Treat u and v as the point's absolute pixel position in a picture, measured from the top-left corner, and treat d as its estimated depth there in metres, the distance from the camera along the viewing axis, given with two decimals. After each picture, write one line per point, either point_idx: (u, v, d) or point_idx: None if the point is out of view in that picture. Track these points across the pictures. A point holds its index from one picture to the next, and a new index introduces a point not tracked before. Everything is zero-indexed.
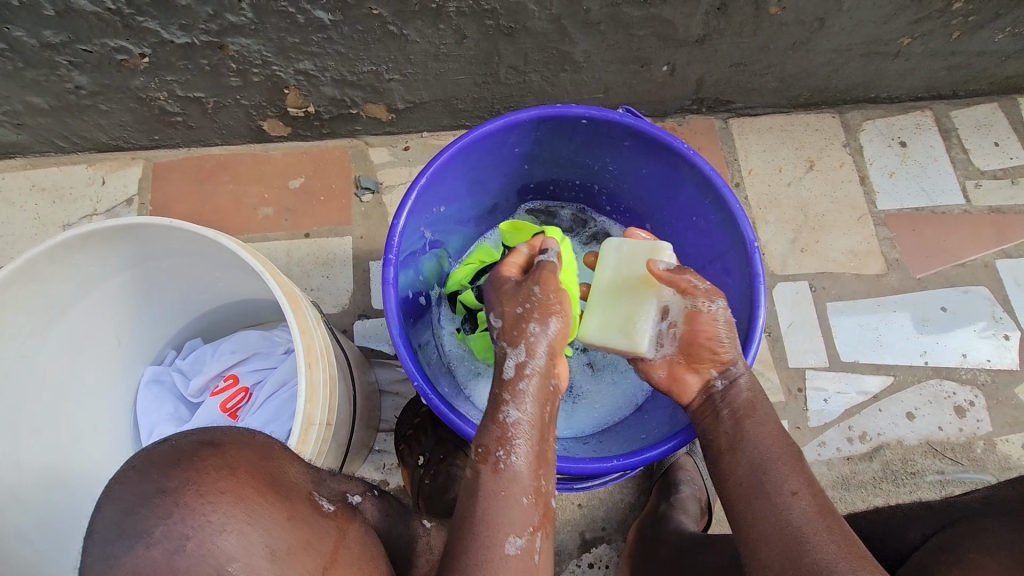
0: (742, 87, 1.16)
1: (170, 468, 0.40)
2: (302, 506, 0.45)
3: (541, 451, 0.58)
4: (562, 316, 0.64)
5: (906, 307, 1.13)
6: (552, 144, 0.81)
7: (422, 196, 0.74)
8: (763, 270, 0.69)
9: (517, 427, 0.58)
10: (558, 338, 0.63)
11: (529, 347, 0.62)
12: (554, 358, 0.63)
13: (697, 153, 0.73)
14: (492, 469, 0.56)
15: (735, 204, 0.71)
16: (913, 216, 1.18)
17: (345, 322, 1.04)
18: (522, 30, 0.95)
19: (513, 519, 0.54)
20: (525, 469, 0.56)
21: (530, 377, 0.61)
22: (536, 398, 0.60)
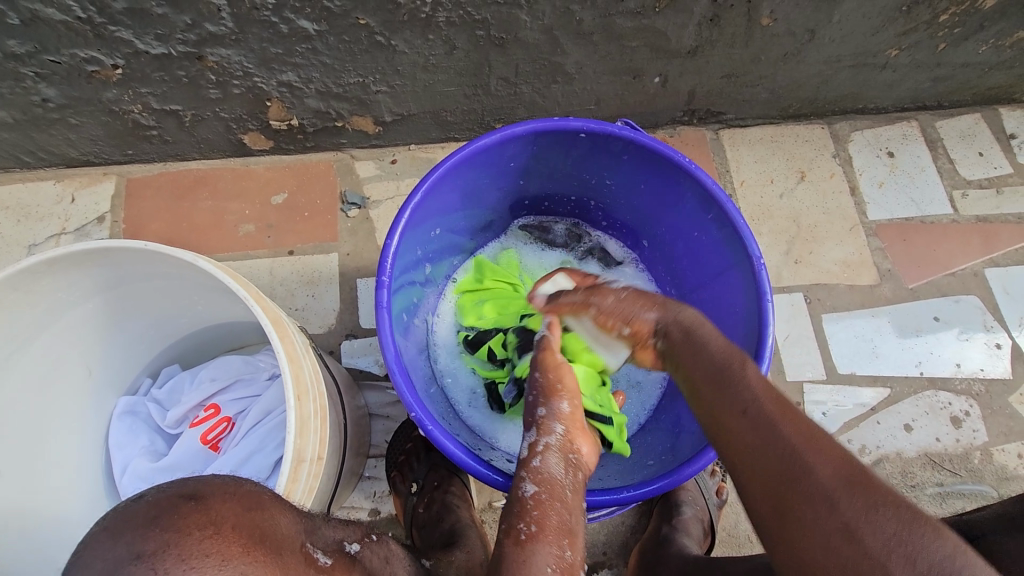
0: (733, 99, 1.16)
1: (146, 528, 0.36)
2: (295, 563, 0.41)
3: (562, 522, 0.56)
4: (563, 394, 0.65)
5: (900, 317, 1.12)
6: (548, 159, 0.79)
7: (416, 214, 0.70)
8: (769, 288, 0.67)
9: (536, 499, 0.57)
10: (565, 412, 0.64)
11: (540, 427, 0.63)
12: (568, 430, 0.63)
13: (699, 168, 0.71)
14: (517, 543, 0.55)
15: (738, 219, 0.69)
16: (903, 226, 1.18)
17: (332, 343, 1.00)
18: (514, 40, 0.93)
19: None
20: (545, 539, 0.55)
21: (543, 452, 0.61)
22: (553, 471, 0.59)
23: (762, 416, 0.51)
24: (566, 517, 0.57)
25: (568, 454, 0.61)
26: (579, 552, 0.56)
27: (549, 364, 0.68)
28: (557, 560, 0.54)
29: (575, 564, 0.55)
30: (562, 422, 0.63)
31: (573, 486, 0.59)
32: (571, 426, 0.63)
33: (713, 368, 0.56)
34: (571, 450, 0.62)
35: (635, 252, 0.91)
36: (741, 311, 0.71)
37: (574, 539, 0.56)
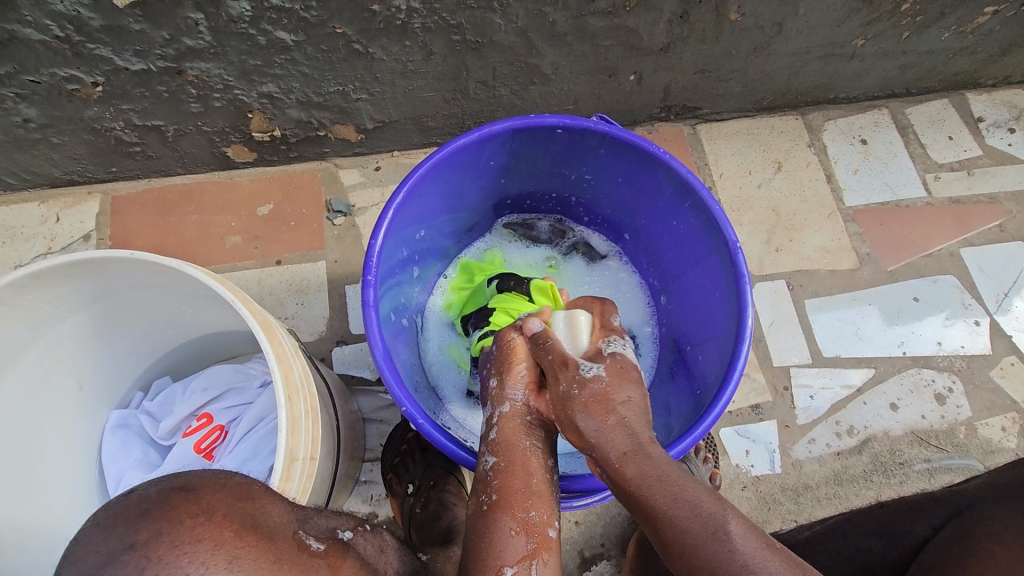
0: (708, 94, 1.19)
1: (139, 519, 0.37)
2: (287, 548, 0.42)
3: (524, 486, 0.58)
4: (517, 362, 0.67)
5: (881, 299, 1.15)
6: (528, 156, 0.80)
7: (399, 214, 0.71)
8: (748, 271, 0.69)
9: (496, 469, 0.59)
10: (519, 383, 0.66)
11: (495, 400, 0.65)
12: (520, 398, 0.65)
13: (674, 157, 0.72)
14: (484, 513, 0.57)
15: (714, 207, 0.71)
16: (879, 210, 1.21)
17: (323, 350, 1.01)
18: (489, 44, 0.95)
19: (504, 551, 0.54)
20: (507, 504, 0.57)
21: (498, 423, 0.63)
22: (510, 438, 0.62)
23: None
24: (529, 477, 0.59)
25: (526, 419, 0.64)
26: (548, 507, 0.58)
27: (503, 339, 0.70)
28: (521, 522, 0.56)
29: (541, 523, 0.56)
30: (517, 393, 0.65)
31: (532, 447, 0.62)
32: (524, 394, 0.65)
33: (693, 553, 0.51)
34: (529, 414, 0.64)
35: (618, 245, 0.93)
36: (721, 296, 0.73)
37: (539, 496, 0.58)
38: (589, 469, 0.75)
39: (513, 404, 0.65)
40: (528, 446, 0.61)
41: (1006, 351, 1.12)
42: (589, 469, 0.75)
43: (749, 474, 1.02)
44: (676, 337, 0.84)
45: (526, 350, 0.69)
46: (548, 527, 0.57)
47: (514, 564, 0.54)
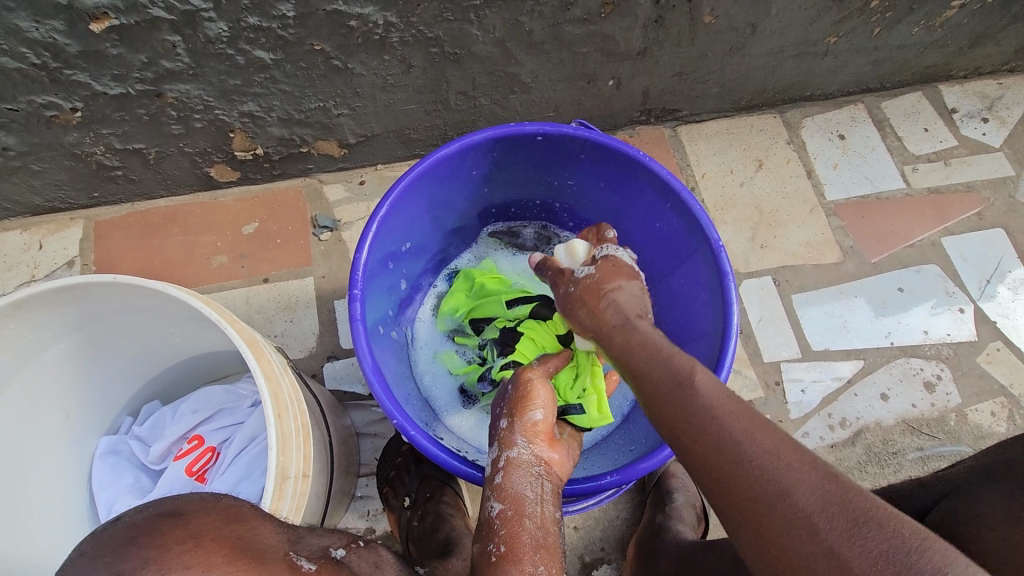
0: (686, 96, 1.20)
1: (126, 547, 0.36)
2: (278, 570, 0.42)
3: (532, 538, 0.57)
4: (530, 404, 0.64)
5: (867, 291, 1.16)
6: (509, 164, 0.81)
7: (383, 227, 0.72)
8: (732, 268, 0.70)
9: (503, 518, 0.57)
10: (531, 427, 0.63)
11: (502, 442, 0.62)
12: (531, 442, 0.62)
13: (653, 160, 0.73)
14: (490, 562, 0.56)
15: (695, 207, 0.72)
16: (860, 204, 1.23)
17: (314, 367, 1.00)
18: (468, 55, 0.96)
19: None
20: (515, 559, 0.55)
21: (506, 468, 0.60)
22: (518, 487, 0.59)
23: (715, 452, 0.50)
24: (536, 529, 0.57)
25: (534, 465, 0.61)
26: (555, 562, 0.56)
27: (520, 377, 0.67)
28: None
29: None
30: (528, 436, 0.62)
31: (541, 496, 0.59)
32: (535, 437, 0.62)
33: (667, 409, 0.54)
34: (538, 459, 0.62)
35: None
36: (706, 295, 0.74)
37: (547, 550, 0.56)
38: (583, 473, 0.75)
39: (523, 448, 0.62)
40: (536, 495, 0.59)
41: (991, 337, 1.13)
42: (583, 472, 0.75)
43: None
44: None
45: (543, 392, 0.65)
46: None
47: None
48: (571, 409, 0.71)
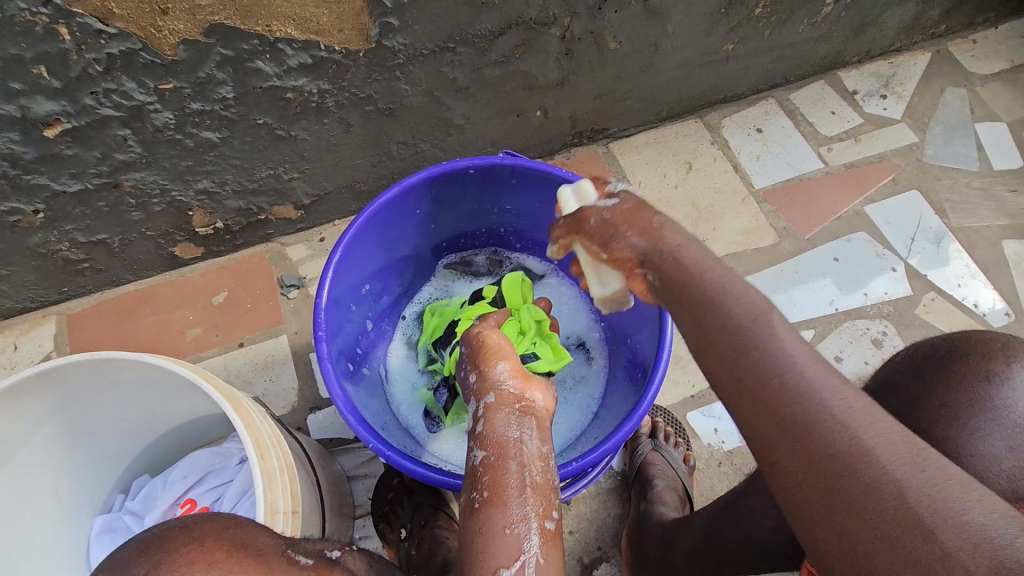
0: (611, 114, 1.30)
1: (136, 557, 0.41)
2: (277, 563, 0.46)
3: (516, 481, 0.59)
4: (499, 357, 0.70)
5: (806, 265, 1.24)
6: (450, 199, 0.88)
7: (340, 271, 0.77)
8: None
9: (486, 465, 0.60)
10: (503, 376, 0.67)
11: (480, 394, 0.67)
12: (506, 391, 0.66)
13: (575, 175, 0.81)
14: (476, 510, 0.57)
15: None
16: (786, 187, 1.33)
17: (298, 420, 1.04)
18: (401, 108, 1.04)
19: (498, 552, 0.54)
20: (500, 501, 0.57)
21: (485, 415, 0.64)
22: (497, 431, 0.63)
23: (847, 415, 0.49)
24: (520, 467, 0.60)
25: (514, 407, 0.65)
26: (544, 499, 0.58)
27: (480, 338, 0.73)
28: (515, 517, 0.56)
29: (537, 514, 0.57)
30: (502, 384, 0.67)
31: (521, 439, 0.62)
32: (510, 384, 0.67)
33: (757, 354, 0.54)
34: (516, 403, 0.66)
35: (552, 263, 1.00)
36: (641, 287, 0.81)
37: (534, 489, 0.59)
38: None
39: (498, 394, 0.66)
40: (517, 434, 0.62)
41: (924, 289, 1.22)
42: None
43: (722, 450, 1.03)
44: (618, 334, 0.90)
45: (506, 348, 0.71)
46: (547, 520, 0.57)
47: (513, 561, 0.54)
48: (526, 356, 0.83)
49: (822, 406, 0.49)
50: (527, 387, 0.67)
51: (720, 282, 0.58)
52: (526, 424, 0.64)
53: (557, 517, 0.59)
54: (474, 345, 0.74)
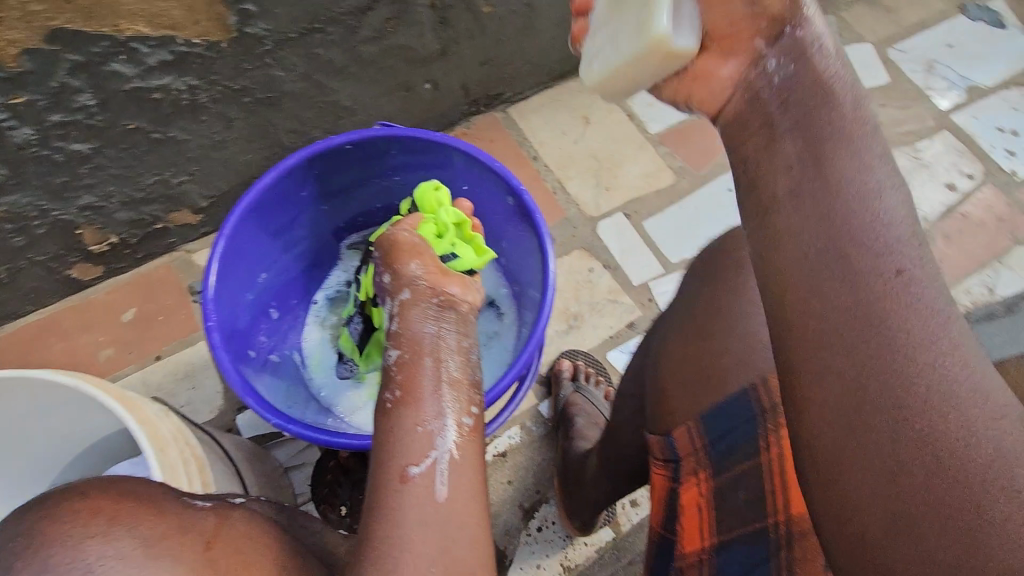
0: (502, 79, 1.32)
1: (22, 516, 0.43)
2: (172, 507, 0.48)
3: (430, 380, 0.59)
4: (414, 254, 0.71)
5: (704, 201, 1.32)
6: (335, 177, 0.88)
7: (227, 261, 0.77)
8: (537, 206, 0.81)
9: (401, 366, 0.61)
10: (418, 271, 0.69)
11: (396, 291, 0.69)
12: (424, 288, 0.67)
13: (449, 137, 0.83)
14: (390, 408, 0.58)
15: (494, 163, 0.82)
16: (679, 129, 1.39)
17: (228, 421, 1.05)
18: (281, 95, 1.03)
19: (411, 450, 0.54)
20: (412, 399, 0.58)
21: (402, 313, 0.66)
22: (414, 330, 0.64)
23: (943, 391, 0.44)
24: (437, 364, 0.61)
25: (432, 305, 0.65)
26: (463, 393, 0.60)
27: (390, 236, 0.75)
28: (427, 414, 0.57)
29: (453, 409, 0.58)
30: (417, 280, 0.68)
31: (438, 336, 0.63)
32: (428, 277, 0.68)
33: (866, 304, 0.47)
34: (436, 298, 0.67)
35: None
36: (528, 235, 0.85)
37: (449, 382, 0.60)
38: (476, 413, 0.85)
39: (415, 291, 0.67)
40: (434, 331, 0.63)
41: None
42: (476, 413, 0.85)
43: None
44: (519, 286, 0.95)
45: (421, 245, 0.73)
46: (466, 415, 0.58)
47: (426, 457, 0.54)
48: (445, 257, 0.81)
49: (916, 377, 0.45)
50: (447, 282, 0.68)
51: (843, 169, 0.49)
52: (443, 321, 0.65)
53: (477, 412, 0.60)
54: (388, 240, 0.75)
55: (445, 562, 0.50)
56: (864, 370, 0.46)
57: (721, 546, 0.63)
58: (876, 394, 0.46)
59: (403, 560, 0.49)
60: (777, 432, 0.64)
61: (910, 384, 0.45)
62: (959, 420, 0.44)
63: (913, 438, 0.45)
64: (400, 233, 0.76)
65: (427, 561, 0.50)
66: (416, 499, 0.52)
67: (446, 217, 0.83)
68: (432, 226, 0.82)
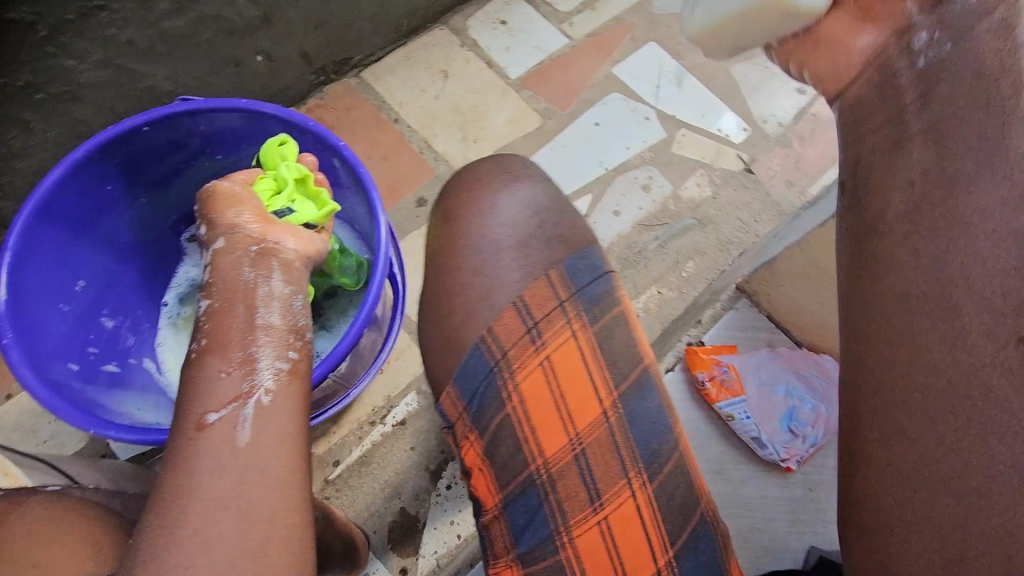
0: (346, 41, 1.25)
1: None
2: None
3: (240, 337, 0.63)
4: (239, 202, 0.73)
5: (573, 138, 1.31)
6: (143, 165, 0.84)
7: (21, 274, 0.73)
8: (358, 158, 0.79)
9: (215, 314, 0.65)
10: (243, 219, 0.71)
11: (215, 236, 0.71)
12: (248, 236, 0.70)
13: (256, 101, 0.79)
14: (196, 358, 0.62)
15: (309, 123, 0.80)
16: (539, 70, 1.37)
17: (102, 446, 0.99)
18: (81, 87, 0.94)
19: (212, 399, 0.59)
20: (218, 350, 0.63)
21: (218, 259, 0.69)
22: (231, 277, 0.67)
23: (980, 418, 0.49)
24: (252, 312, 0.65)
25: (250, 253, 0.69)
26: (280, 340, 0.64)
27: (213, 186, 0.75)
28: (234, 363, 0.62)
29: (260, 355, 0.63)
30: (238, 226, 0.71)
31: (253, 282, 0.67)
32: (252, 223, 0.72)
33: (936, 317, 0.52)
34: (257, 244, 0.70)
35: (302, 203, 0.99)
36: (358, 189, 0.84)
37: (261, 328, 0.65)
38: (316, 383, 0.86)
39: (234, 238, 0.70)
40: (252, 277, 0.67)
41: (676, 128, 1.34)
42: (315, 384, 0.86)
43: None
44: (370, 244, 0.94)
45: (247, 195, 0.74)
46: (281, 360, 0.64)
47: (226, 405, 0.59)
48: (279, 213, 0.77)
49: (968, 399, 0.50)
50: (272, 231, 0.71)
51: (965, 243, 0.51)
52: (262, 268, 0.68)
53: (294, 358, 0.65)
54: (212, 188, 0.76)
55: (238, 507, 0.55)
56: (928, 395, 0.52)
57: (503, 503, 0.63)
58: (931, 419, 0.52)
59: (192, 504, 0.54)
60: (515, 380, 0.63)
61: (960, 394, 0.50)
62: (979, 441, 0.49)
63: (954, 479, 0.50)
64: (222, 183, 0.77)
65: (219, 506, 0.54)
66: (212, 442, 0.57)
67: (286, 174, 0.79)
68: (268, 183, 0.79)
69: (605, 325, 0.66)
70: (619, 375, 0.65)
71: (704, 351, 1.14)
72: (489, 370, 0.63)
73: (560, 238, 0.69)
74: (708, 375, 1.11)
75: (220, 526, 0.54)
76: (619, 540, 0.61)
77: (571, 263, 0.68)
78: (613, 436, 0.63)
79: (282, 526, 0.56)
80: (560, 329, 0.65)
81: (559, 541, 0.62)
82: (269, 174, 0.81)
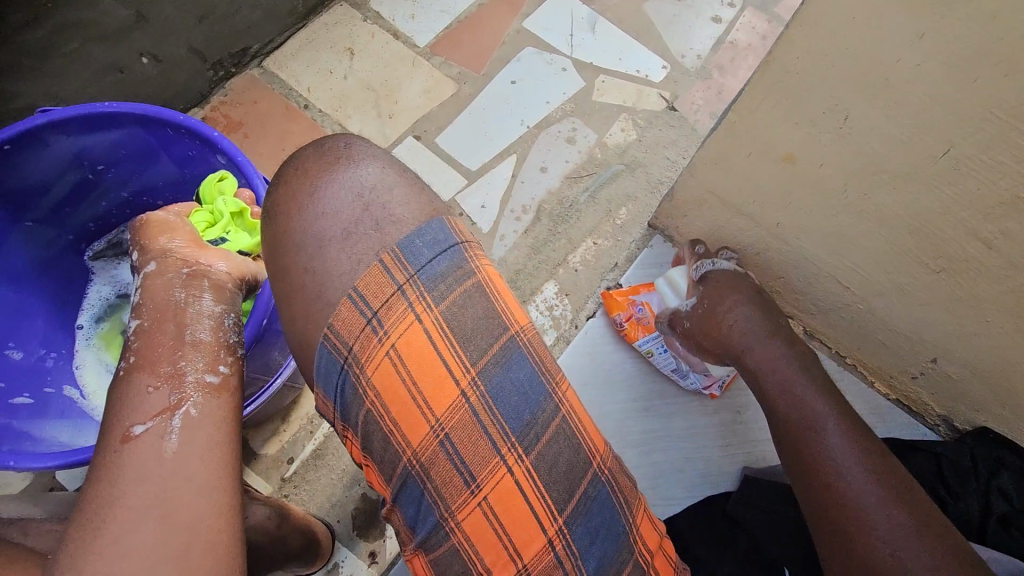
0: (236, 31, 1.20)
1: None
2: None
3: (166, 351, 0.63)
4: (176, 231, 0.78)
5: (491, 100, 1.28)
6: (20, 188, 0.84)
7: None
8: (233, 144, 0.81)
9: (144, 332, 0.65)
10: (175, 244, 0.75)
11: (150, 261, 0.73)
12: (184, 262, 0.73)
13: (116, 104, 0.81)
14: (123, 376, 0.61)
15: (176, 118, 0.81)
16: (448, 35, 1.33)
17: (49, 479, 0.97)
18: None
19: (141, 411, 0.57)
20: (147, 366, 0.61)
21: (148, 282, 0.70)
22: (162, 298, 0.68)
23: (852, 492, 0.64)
24: (182, 329, 0.65)
25: (181, 274, 0.71)
26: (209, 356, 0.64)
27: (145, 218, 0.80)
28: (162, 378, 0.60)
29: (192, 369, 0.62)
30: (171, 251, 0.74)
31: (184, 301, 0.68)
32: (184, 249, 0.75)
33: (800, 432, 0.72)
34: (187, 268, 0.72)
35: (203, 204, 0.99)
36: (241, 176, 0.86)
37: (188, 345, 0.64)
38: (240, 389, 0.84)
39: (166, 262, 0.73)
40: (183, 298, 0.68)
41: (594, 75, 1.31)
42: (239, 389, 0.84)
43: None
44: None
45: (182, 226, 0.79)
46: (217, 376, 0.63)
47: (153, 417, 0.57)
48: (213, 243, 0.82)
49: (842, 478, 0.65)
50: (205, 259, 0.74)
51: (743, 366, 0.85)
52: (194, 289, 0.69)
53: (224, 372, 0.64)
54: (146, 219, 0.80)
55: (158, 516, 0.51)
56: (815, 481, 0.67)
57: (392, 497, 0.59)
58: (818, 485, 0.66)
59: (111, 518, 0.50)
60: (365, 376, 0.57)
61: (828, 473, 0.66)
62: (859, 507, 0.62)
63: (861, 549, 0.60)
64: (156, 213, 0.81)
65: (140, 515, 0.50)
66: (139, 451, 0.54)
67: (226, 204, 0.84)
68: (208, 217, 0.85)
69: (453, 301, 0.59)
70: (476, 351, 0.58)
71: (621, 293, 1.09)
72: (340, 368, 0.58)
73: (391, 218, 0.61)
74: (625, 316, 1.06)
75: (138, 538, 0.49)
76: (505, 520, 0.56)
77: (406, 241, 0.60)
78: (478, 415, 0.57)
79: (210, 532, 0.52)
80: (401, 313, 0.57)
81: (447, 528, 0.56)
82: (207, 208, 0.86)
